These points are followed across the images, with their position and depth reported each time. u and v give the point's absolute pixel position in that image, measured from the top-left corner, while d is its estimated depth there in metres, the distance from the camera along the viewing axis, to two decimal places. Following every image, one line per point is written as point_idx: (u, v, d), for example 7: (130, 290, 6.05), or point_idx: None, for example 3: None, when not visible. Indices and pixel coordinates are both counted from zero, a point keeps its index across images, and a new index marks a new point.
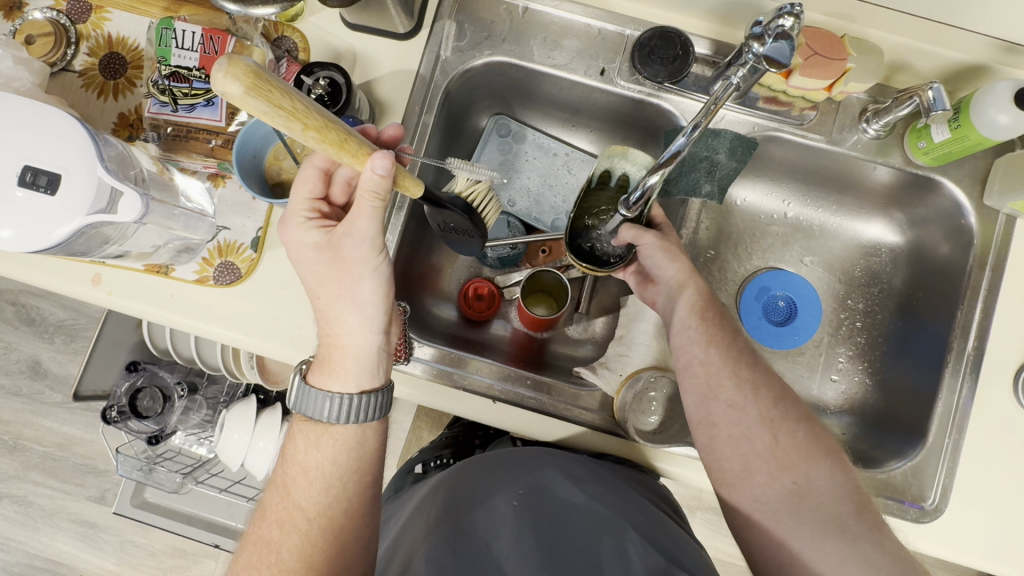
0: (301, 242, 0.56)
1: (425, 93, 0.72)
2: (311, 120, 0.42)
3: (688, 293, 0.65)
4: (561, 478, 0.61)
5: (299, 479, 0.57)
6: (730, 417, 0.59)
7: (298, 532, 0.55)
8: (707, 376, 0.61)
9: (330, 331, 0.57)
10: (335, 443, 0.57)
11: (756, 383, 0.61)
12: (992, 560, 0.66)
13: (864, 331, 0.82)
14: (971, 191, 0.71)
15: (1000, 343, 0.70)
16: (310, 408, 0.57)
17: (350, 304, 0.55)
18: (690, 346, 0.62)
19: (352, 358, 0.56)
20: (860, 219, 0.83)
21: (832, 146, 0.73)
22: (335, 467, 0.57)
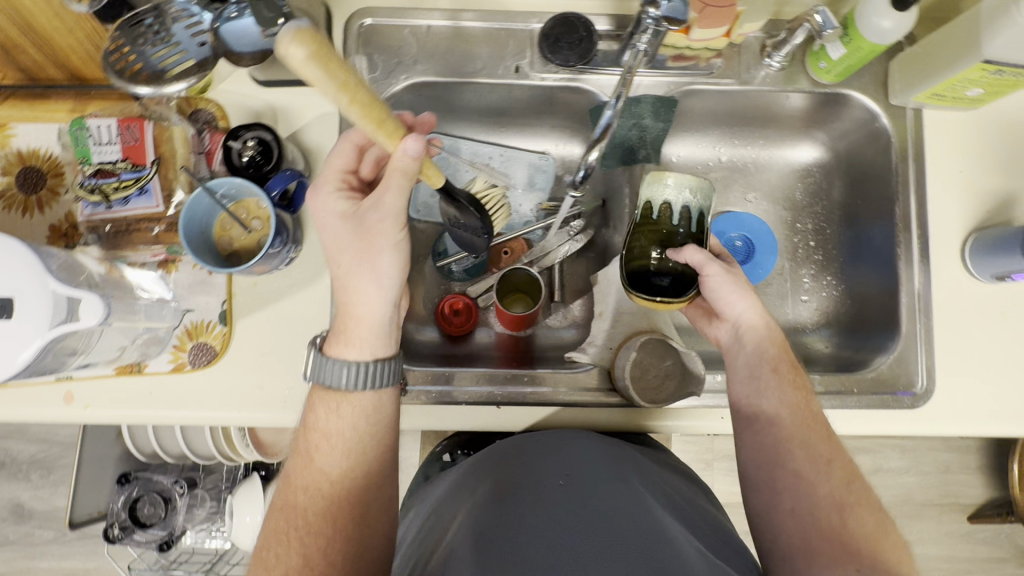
0: (330, 210, 0.60)
1: (354, 129, 0.73)
2: (363, 91, 0.45)
3: (774, 359, 0.65)
4: (597, 458, 0.62)
5: (322, 450, 0.57)
6: (795, 484, 0.58)
7: (323, 499, 0.56)
8: (777, 442, 0.61)
9: (343, 300, 0.59)
10: (348, 414, 0.58)
11: (832, 459, 0.59)
12: (988, 422, 0.72)
13: (819, 249, 0.87)
14: (877, 95, 0.77)
15: (942, 225, 0.75)
16: (329, 380, 0.58)
17: (369, 275, 0.57)
18: (758, 396, 0.64)
19: (366, 327, 0.58)
20: (788, 145, 0.88)
21: (745, 85, 0.78)
22: (353, 434, 0.57)
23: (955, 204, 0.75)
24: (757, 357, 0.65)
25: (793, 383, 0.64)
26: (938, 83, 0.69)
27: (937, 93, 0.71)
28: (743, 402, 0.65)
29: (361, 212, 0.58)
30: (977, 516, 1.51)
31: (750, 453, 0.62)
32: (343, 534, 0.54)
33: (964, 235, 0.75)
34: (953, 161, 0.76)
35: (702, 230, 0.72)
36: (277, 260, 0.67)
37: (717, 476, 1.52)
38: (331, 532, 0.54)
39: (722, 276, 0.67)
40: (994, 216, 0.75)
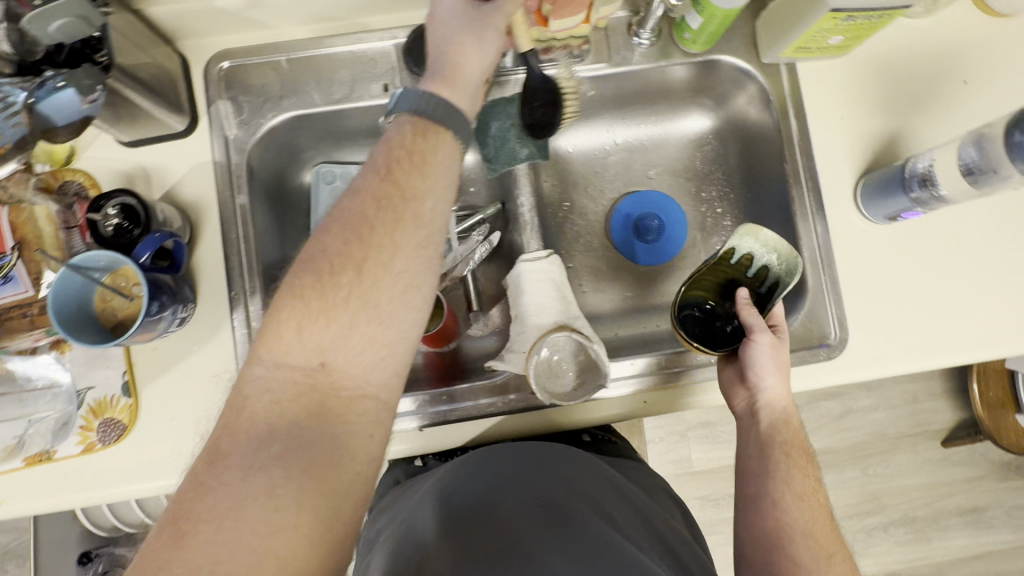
0: (443, 5, 0.61)
1: (230, 177, 0.72)
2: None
3: (786, 444, 0.62)
4: (573, 480, 0.67)
5: (376, 226, 0.51)
6: (786, 559, 0.56)
7: (337, 315, 0.49)
8: (779, 522, 0.58)
9: (455, 58, 0.60)
10: (407, 187, 0.52)
11: (833, 556, 0.56)
12: (904, 361, 0.72)
13: (727, 215, 0.87)
14: (749, 55, 0.77)
15: (833, 174, 0.75)
16: (442, 119, 0.56)
17: (474, 41, 0.60)
18: (767, 471, 0.61)
19: (469, 77, 0.60)
20: (680, 117, 0.87)
21: (617, 67, 0.78)
22: (387, 224, 0.51)
23: (842, 152, 0.75)
24: (773, 438, 0.63)
25: (804, 468, 0.61)
26: (797, 37, 0.69)
27: (801, 46, 0.71)
28: (750, 479, 0.62)
29: (481, 3, 0.61)
30: (949, 439, 1.52)
31: (746, 529, 0.60)
32: (335, 408, 0.48)
33: (855, 181, 0.75)
34: (834, 108, 0.76)
35: (770, 287, 0.70)
36: (162, 324, 0.64)
37: (693, 445, 1.52)
38: (319, 396, 0.48)
39: (769, 343, 0.64)
40: (880, 157, 0.75)
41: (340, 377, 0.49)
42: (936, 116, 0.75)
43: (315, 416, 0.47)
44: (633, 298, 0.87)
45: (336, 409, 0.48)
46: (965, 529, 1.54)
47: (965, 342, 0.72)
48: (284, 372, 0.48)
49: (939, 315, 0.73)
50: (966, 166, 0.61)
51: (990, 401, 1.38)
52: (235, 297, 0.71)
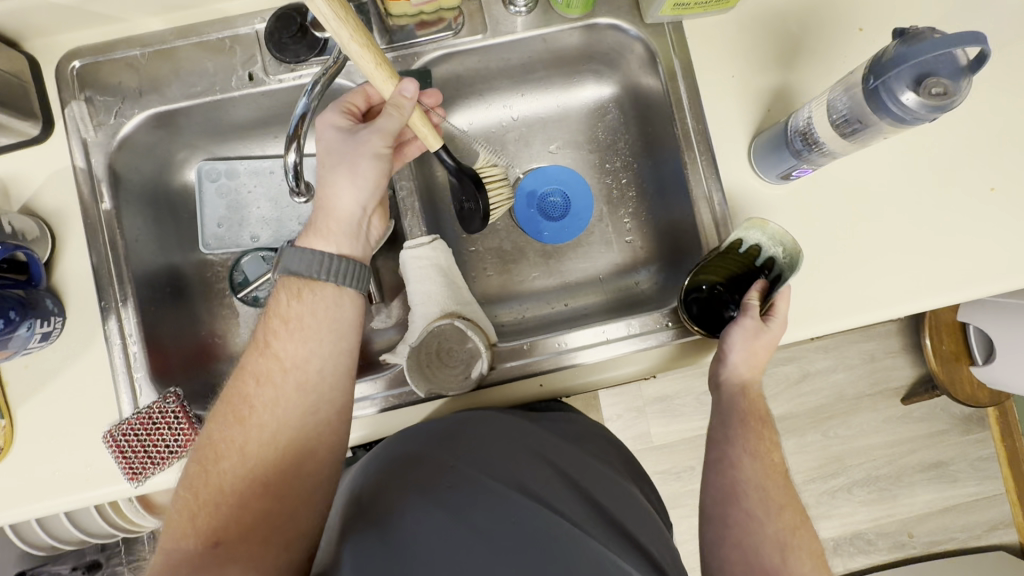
0: (326, 127, 0.63)
1: (91, 182, 0.69)
2: (372, 50, 0.54)
3: (750, 407, 0.61)
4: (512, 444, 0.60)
5: (256, 399, 0.55)
6: (741, 519, 0.55)
7: (225, 491, 0.52)
8: (734, 478, 0.57)
9: (329, 197, 0.61)
10: (288, 359, 0.56)
11: (785, 506, 0.55)
12: (811, 326, 0.69)
13: (632, 185, 0.84)
14: (632, 16, 0.73)
15: (726, 135, 0.72)
16: (323, 281, 0.58)
17: (347, 180, 0.60)
18: (732, 435, 0.59)
19: (337, 219, 0.60)
20: (577, 87, 0.84)
21: (496, 36, 0.73)
22: (267, 397, 0.55)
23: (733, 112, 0.72)
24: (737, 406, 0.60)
25: (766, 437, 0.59)
26: None
27: (678, 3, 0.68)
28: (717, 438, 0.60)
29: (360, 131, 0.61)
30: (908, 396, 1.51)
31: (710, 486, 0.59)
32: (220, 556, 0.49)
33: (749, 141, 0.72)
34: (722, 67, 0.73)
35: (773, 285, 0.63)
36: (15, 341, 0.61)
37: (652, 420, 1.49)
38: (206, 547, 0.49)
39: (751, 327, 0.59)
40: (773, 114, 0.72)
41: (231, 553, 0.49)
42: (829, 66, 0.72)
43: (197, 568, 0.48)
44: (541, 277, 0.84)
45: (218, 558, 0.49)
46: (930, 484, 1.53)
47: (873, 300, 0.69)
48: (182, 539, 0.50)
49: (844, 273, 0.69)
50: (838, 115, 0.57)
51: (942, 356, 1.35)
52: (105, 306, 0.68)
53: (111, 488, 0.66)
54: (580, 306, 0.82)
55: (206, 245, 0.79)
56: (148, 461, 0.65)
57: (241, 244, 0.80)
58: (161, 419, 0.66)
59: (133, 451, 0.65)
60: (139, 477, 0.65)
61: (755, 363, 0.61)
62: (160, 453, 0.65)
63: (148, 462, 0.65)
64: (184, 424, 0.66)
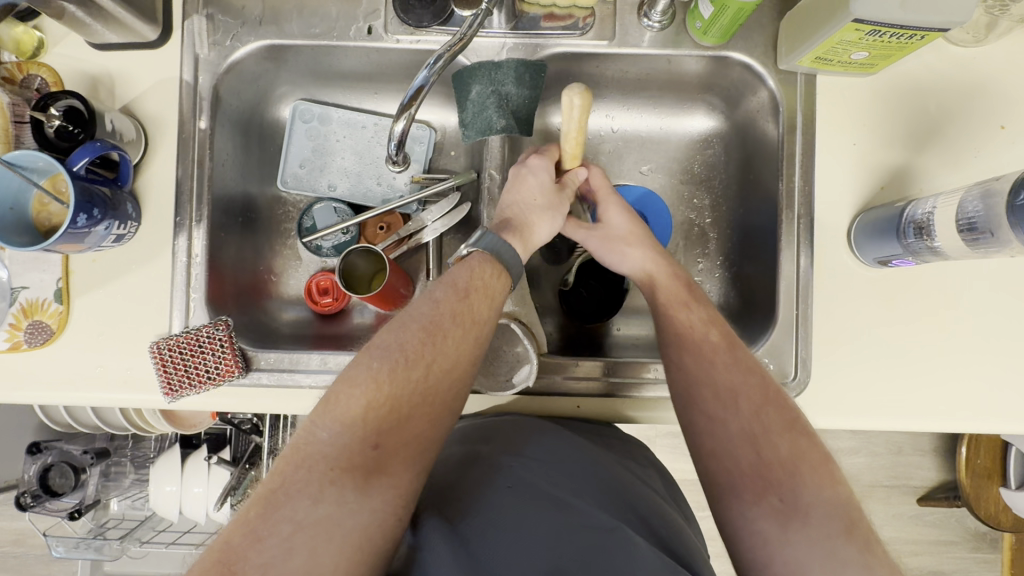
0: (533, 171, 0.68)
1: (194, 98, 0.69)
2: (577, 140, 0.67)
3: (666, 301, 0.65)
4: (534, 445, 0.59)
5: (442, 339, 0.54)
6: (708, 424, 0.58)
7: (392, 408, 0.51)
8: (686, 383, 0.60)
9: (526, 215, 0.65)
10: (479, 318, 0.57)
11: (737, 394, 0.58)
12: (866, 417, 0.67)
13: (716, 227, 0.81)
14: (766, 59, 0.70)
15: (829, 202, 0.69)
16: (507, 271, 0.61)
17: (547, 222, 0.67)
18: (710, 427, 0.58)
19: (534, 238, 0.65)
20: (684, 114, 0.81)
21: (621, 47, 0.71)
22: (455, 344, 0.55)
23: (844, 181, 0.69)
24: (697, 387, 0.59)
25: (739, 406, 0.58)
26: (816, 46, 0.62)
27: (820, 57, 0.65)
28: (699, 439, 0.58)
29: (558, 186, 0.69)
30: (926, 497, 1.45)
31: (691, 440, 0.59)
32: (379, 464, 0.49)
33: (852, 217, 0.69)
34: (844, 132, 0.69)
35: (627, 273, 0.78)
36: (91, 238, 0.62)
37: None
38: (367, 452, 0.49)
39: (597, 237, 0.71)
40: (885, 194, 0.69)
41: (385, 465, 0.49)
42: (958, 159, 0.68)
43: (357, 476, 0.48)
44: None
45: (376, 470, 0.48)
46: None
47: (938, 410, 0.66)
48: (341, 440, 0.49)
49: (915, 375, 0.67)
50: (966, 219, 0.55)
51: (974, 468, 1.29)
52: (179, 222, 0.69)
53: (148, 396, 0.68)
54: (631, 334, 0.80)
55: (284, 182, 0.80)
56: (186, 380, 0.67)
57: (310, 189, 0.80)
58: (207, 342, 0.67)
59: (174, 367, 0.66)
60: (174, 394, 0.67)
61: (637, 258, 0.68)
62: (200, 376, 0.67)
63: (186, 381, 0.67)
64: (227, 352, 0.67)
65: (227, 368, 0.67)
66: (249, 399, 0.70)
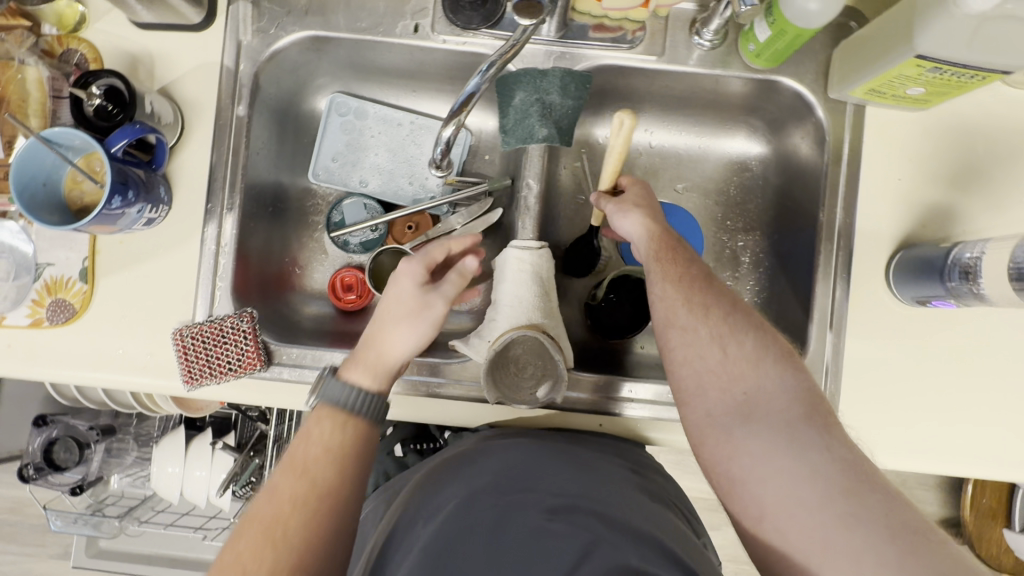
0: (399, 281, 0.61)
1: (234, 84, 0.68)
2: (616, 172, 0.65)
3: (654, 252, 0.59)
4: (516, 455, 0.60)
5: (288, 515, 0.48)
6: (677, 334, 0.55)
7: (291, 545, 0.47)
8: (662, 307, 0.56)
9: (378, 334, 0.59)
10: (319, 483, 0.50)
11: (710, 304, 0.55)
12: (891, 457, 0.66)
13: (746, 251, 0.81)
14: (816, 86, 0.69)
15: (868, 236, 0.68)
16: (365, 408, 0.54)
17: (404, 331, 0.59)
18: (677, 328, 0.55)
19: (384, 364, 0.58)
20: (725, 134, 0.80)
21: (669, 63, 0.70)
22: (309, 523, 0.48)
23: (886, 216, 0.68)
24: (669, 302, 0.56)
25: (709, 315, 0.54)
26: (871, 79, 0.61)
27: (873, 89, 0.63)
28: (669, 352, 0.56)
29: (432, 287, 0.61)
30: None
31: (663, 356, 0.56)
32: None
33: (891, 253, 0.68)
34: (890, 167, 0.68)
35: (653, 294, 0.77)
36: (124, 220, 0.61)
37: None
38: None
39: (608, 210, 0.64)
40: (927, 232, 0.68)
41: None
42: (1005, 203, 0.66)
43: None
44: None
45: None
46: None
47: (965, 454, 0.65)
48: None
49: (943, 417, 0.66)
50: (1017, 266, 0.53)
51: (979, 509, 1.28)
52: (210, 209, 0.68)
53: (167, 383, 0.68)
54: (655, 353, 0.79)
55: (315, 174, 0.79)
56: (207, 370, 0.66)
57: (341, 183, 0.79)
58: (231, 333, 0.66)
59: (196, 355, 0.66)
60: (194, 383, 0.66)
61: (643, 228, 0.61)
62: (221, 366, 0.66)
63: (207, 371, 0.66)
64: (250, 345, 0.66)
65: (249, 360, 0.66)
66: (267, 394, 0.69)
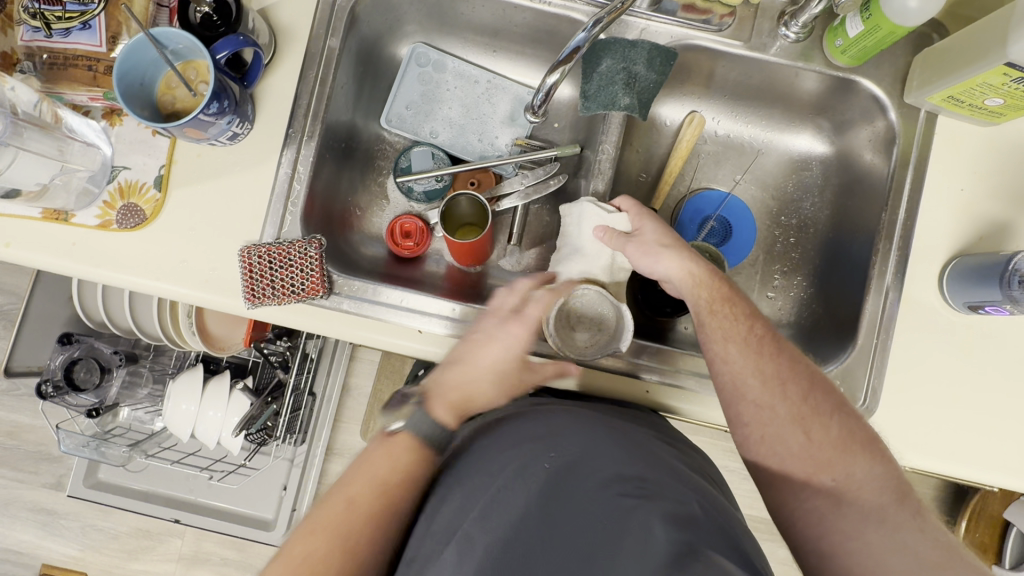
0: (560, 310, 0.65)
1: (329, 16, 0.69)
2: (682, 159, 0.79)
3: (708, 302, 0.62)
4: (562, 422, 0.57)
5: (361, 495, 0.53)
6: (756, 412, 0.58)
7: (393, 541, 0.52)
8: (732, 373, 0.59)
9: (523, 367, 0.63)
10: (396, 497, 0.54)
11: (783, 380, 0.58)
12: (930, 458, 0.66)
13: (797, 248, 0.82)
14: (892, 90, 0.71)
15: (926, 241, 0.70)
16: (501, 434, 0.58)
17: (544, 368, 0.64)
18: (760, 419, 0.58)
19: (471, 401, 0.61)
20: (789, 132, 0.82)
21: (753, 51, 0.71)
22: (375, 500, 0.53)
23: (945, 223, 0.70)
24: (745, 379, 0.59)
25: (786, 393, 0.58)
26: (955, 84, 0.63)
27: (953, 96, 0.65)
28: (749, 446, 0.59)
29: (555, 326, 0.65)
30: None
31: (737, 429, 0.59)
32: None
33: (946, 260, 0.69)
34: (954, 177, 0.70)
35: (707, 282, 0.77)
36: (213, 129, 0.62)
37: None
38: None
39: (644, 239, 0.66)
40: (983, 243, 0.69)
41: None
42: None
43: None
44: None
45: None
46: None
47: (997, 464, 0.66)
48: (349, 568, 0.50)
49: (981, 425, 0.67)
50: None
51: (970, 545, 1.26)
52: (290, 134, 0.69)
53: (225, 300, 0.67)
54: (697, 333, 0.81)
55: (388, 120, 0.81)
56: (269, 290, 0.66)
57: (412, 130, 0.81)
58: (297, 258, 0.66)
59: (260, 274, 0.66)
60: (256, 300, 0.66)
61: (690, 268, 0.64)
62: (282, 288, 0.66)
63: (270, 291, 0.66)
64: (315, 272, 0.66)
65: (312, 285, 0.66)
66: (323, 322, 0.69)
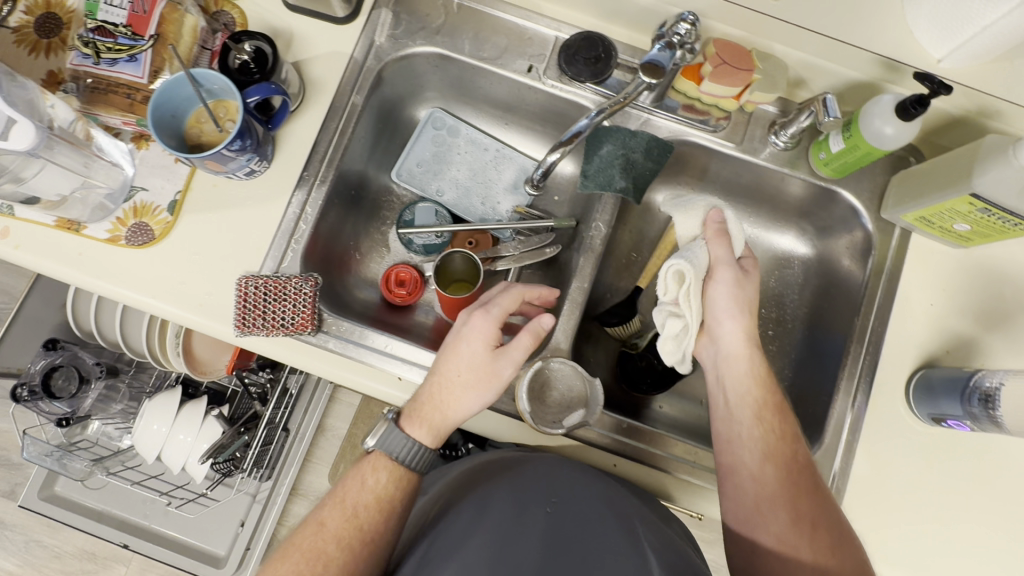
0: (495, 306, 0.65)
1: (357, 75, 0.75)
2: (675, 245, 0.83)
3: (744, 417, 0.61)
4: (560, 465, 0.62)
5: (359, 495, 0.60)
6: (768, 538, 0.56)
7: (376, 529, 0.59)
8: (757, 493, 0.57)
9: (474, 364, 0.62)
10: (365, 523, 0.59)
11: (813, 518, 0.55)
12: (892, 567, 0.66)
13: (775, 340, 0.85)
14: (870, 204, 0.76)
15: (897, 349, 0.72)
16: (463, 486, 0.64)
17: (492, 363, 0.62)
18: (774, 548, 0.55)
19: (450, 396, 0.61)
20: (775, 231, 0.87)
21: (742, 153, 0.77)
22: (342, 523, 0.58)
23: (916, 334, 0.72)
24: (771, 504, 0.57)
25: (813, 532, 0.55)
26: (925, 207, 0.68)
27: (925, 217, 0.70)
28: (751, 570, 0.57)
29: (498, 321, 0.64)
30: None
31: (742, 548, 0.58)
32: None
33: (914, 369, 0.72)
34: (925, 291, 0.73)
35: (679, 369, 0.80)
36: (233, 164, 0.66)
37: None
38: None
39: (731, 278, 0.65)
40: (950, 357, 0.71)
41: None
42: None
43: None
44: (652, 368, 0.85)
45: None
46: None
47: None
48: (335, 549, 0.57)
49: (943, 538, 0.67)
50: None
51: None
52: (304, 177, 0.73)
53: (215, 324, 0.69)
54: (671, 413, 0.82)
55: (398, 174, 0.85)
56: (260, 321, 0.68)
57: (421, 188, 0.86)
58: (291, 293, 0.69)
59: (254, 304, 0.68)
60: (244, 329, 0.68)
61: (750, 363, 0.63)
62: (273, 321, 0.68)
63: (260, 322, 0.68)
64: (307, 308, 0.69)
65: (302, 321, 0.68)
66: (307, 359, 0.71)
